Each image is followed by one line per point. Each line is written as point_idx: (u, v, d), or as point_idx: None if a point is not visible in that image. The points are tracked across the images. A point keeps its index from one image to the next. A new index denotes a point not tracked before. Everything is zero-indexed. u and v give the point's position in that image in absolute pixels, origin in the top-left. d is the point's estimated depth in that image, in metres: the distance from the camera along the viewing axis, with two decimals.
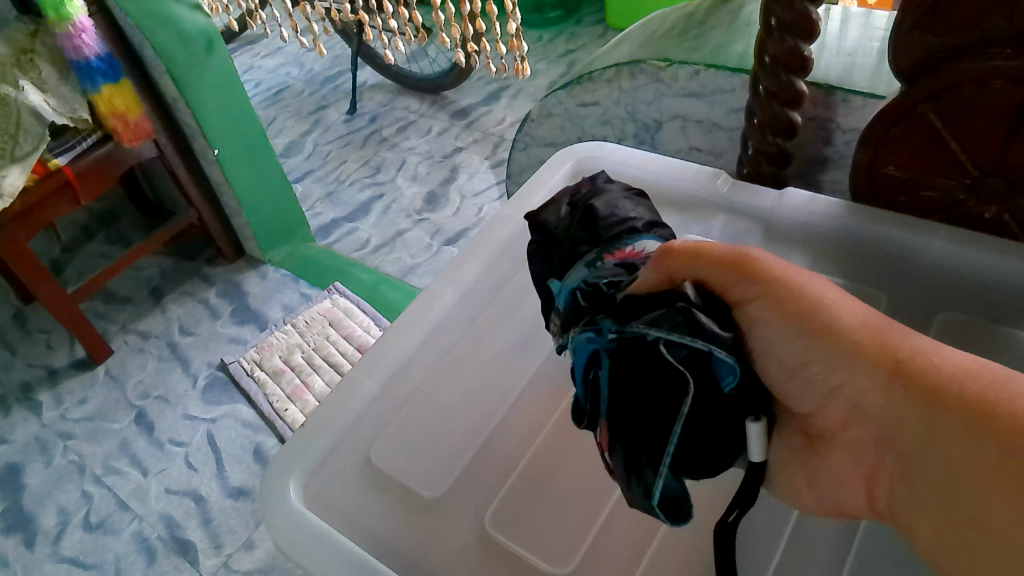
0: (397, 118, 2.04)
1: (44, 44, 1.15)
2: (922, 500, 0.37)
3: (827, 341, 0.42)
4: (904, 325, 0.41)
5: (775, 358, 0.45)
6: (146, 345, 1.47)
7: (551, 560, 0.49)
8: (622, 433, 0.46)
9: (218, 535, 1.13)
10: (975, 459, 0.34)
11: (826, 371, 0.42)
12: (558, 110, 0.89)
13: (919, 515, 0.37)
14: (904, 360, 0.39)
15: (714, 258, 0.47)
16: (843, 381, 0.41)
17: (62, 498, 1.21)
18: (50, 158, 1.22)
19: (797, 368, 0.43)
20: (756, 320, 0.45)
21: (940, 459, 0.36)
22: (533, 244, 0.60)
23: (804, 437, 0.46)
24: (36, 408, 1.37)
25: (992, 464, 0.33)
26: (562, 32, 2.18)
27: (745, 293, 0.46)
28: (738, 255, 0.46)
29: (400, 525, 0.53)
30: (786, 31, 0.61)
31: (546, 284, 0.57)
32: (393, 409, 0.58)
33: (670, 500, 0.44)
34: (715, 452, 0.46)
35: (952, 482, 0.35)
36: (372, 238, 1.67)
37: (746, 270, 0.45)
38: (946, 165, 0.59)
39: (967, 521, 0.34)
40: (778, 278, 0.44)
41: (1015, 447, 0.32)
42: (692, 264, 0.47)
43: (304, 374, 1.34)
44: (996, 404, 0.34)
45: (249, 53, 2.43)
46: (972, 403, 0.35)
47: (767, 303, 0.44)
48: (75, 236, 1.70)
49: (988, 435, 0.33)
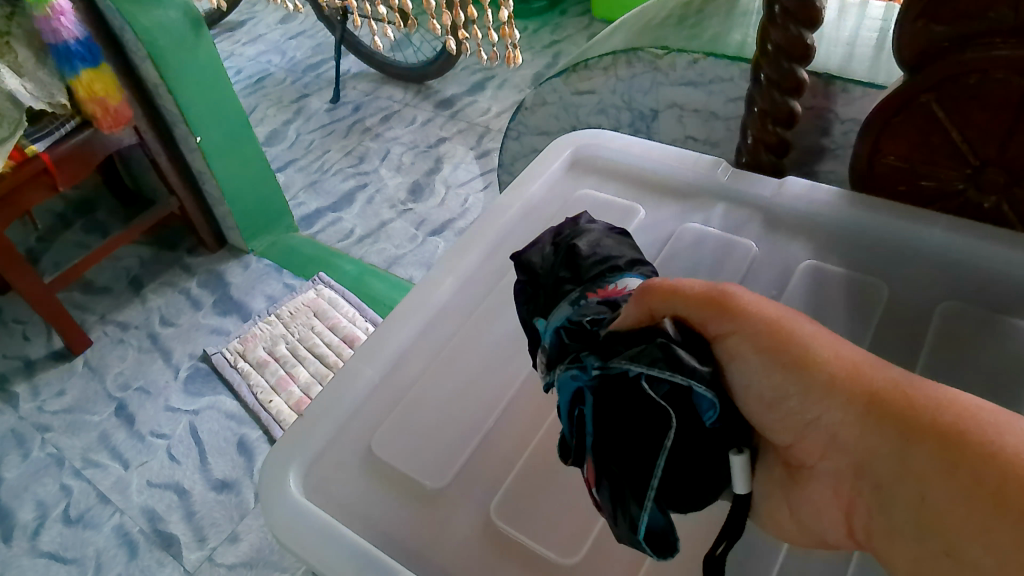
0: (380, 107, 2.02)
1: (21, 27, 1.10)
2: (899, 533, 0.35)
3: (801, 374, 0.40)
4: (878, 359, 0.40)
5: (752, 392, 0.43)
6: (125, 336, 1.44)
7: (559, 549, 0.48)
8: (608, 468, 0.45)
9: (202, 528, 1.11)
10: (945, 487, 0.32)
11: (802, 405, 0.40)
12: (553, 98, 0.88)
13: (894, 546, 0.36)
14: (874, 391, 0.38)
15: (688, 294, 0.46)
16: (818, 415, 0.40)
17: (40, 491, 1.19)
18: (27, 144, 1.19)
19: (773, 402, 0.42)
20: (736, 356, 0.44)
21: (912, 491, 0.34)
22: (518, 284, 0.59)
23: (783, 470, 0.44)
24: (12, 400, 1.34)
25: (959, 491, 0.31)
26: (547, 22, 2.17)
27: (721, 328, 0.45)
28: (715, 292, 0.45)
29: (403, 515, 0.52)
30: (790, 19, 0.61)
31: (531, 323, 0.56)
32: (389, 401, 0.58)
33: (656, 534, 0.43)
34: (699, 484, 0.45)
35: (924, 509, 0.33)
36: (355, 229, 1.65)
37: (723, 305, 0.45)
38: (947, 155, 0.59)
39: (941, 551, 0.32)
40: (755, 313, 0.43)
41: (981, 473, 0.31)
42: (670, 299, 0.46)
43: (288, 366, 1.33)
44: (962, 430, 0.33)
45: (228, 40, 2.39)
46: (943, 431, 0.33)
47: (744, 338, 0.43)
48: (51, 224, 1.67)
49: (957, 462, 0.32)
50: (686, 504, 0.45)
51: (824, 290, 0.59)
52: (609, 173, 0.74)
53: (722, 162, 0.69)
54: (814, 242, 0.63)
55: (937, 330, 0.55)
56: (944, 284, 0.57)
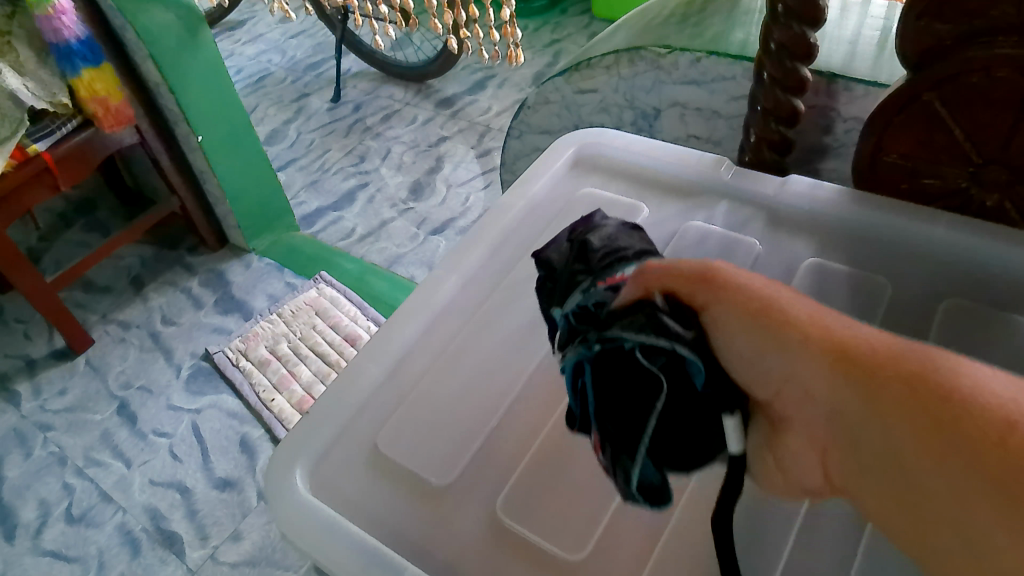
0: (381, 106, 2.02)
1: (22, 27, 1.11)
2: (873, 481, 0.35)
3: (775, 333, 0.40)
4: (844, 315, 0.40)
5: (731, 354, 0.43)
6: (127, 335, 1.45)
7: (565, 545, 0.48)
8: (608, 432, 0.46)
9: (204, 526, 1.12)
10: (919, 432, 0.32)
11: (775, 364, 0.40)
12: (555, 97, 0.88)
13: (870, 494, 0.35)
14: (848, 344, 0.37)
15: (685, 271, 0.46)
16: (789, 373, 0.39)
17: (42, 490, 1.19)
18: (28, 143, 1.18)
19: (749, 363, 0.42)
20: (720, 324, 0.43)
21: (885, 439, 0.34)
22: (539, 282, 0.59)
23: (760, 430, 0.43)
24: (14, 399, 1.34)
25: (933, 434, 0.31)
26: (547, 21, 2.17)
27: (706, 298, 0.44)
28: (704, 270, 0.45)
29: (410, 512, 0.52)
30: (793, 18, 0.61)
31: (550, 317, 0.56)
32: (395, 399, 0.58)
33: (649, 487, 0.44)
34: (695, 446, 0.46)
35: (898, 457, 0.33)
36: (356, 228, 1.65)
37: (710, 279, 0.44)
38: (949, 153, 0.59)
39: (920, 494, 0.32)
40: (736, 281, 0.43)
41: (956, 415, 0.31)
42: (662, 276, 0.46)
43: (290, 364, 1.33)
44: (931, 378, 0.32)
45: (229, 39, 2.39)
46: (914, 380, 0.33)
47: (724, 305, 0.43)
48: (52, 224, 1.67)
49: (931, 407, 0.32)
50: (686, 464, 0.46)
51: (826, 289, 0.59)
52: (613, 171, 0.74)
53: (725, 160, 0.69)
54: (816, 240, 0.63)
55: (940, 327, 0.55)
56: (946, 282, 0.58)
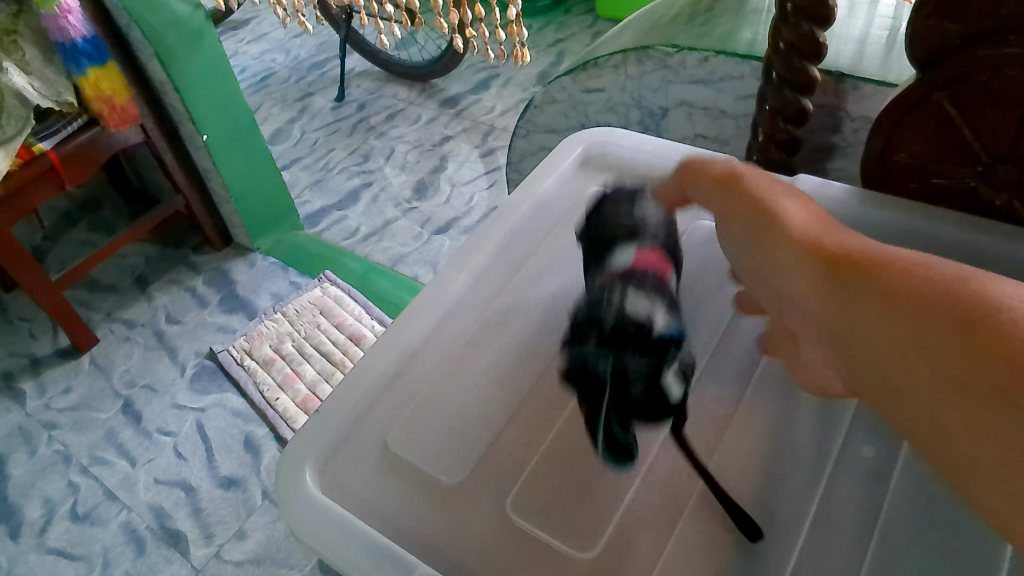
0: (384, 106, 2.02)
1: (28, 26, 1.11)
2: (862, 370, 0.39)
3: (780, 242, 0.45)
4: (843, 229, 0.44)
5: (750, 263, 0.48)
6: (132, 334, 1.45)
7: (575, 544, 0.48)
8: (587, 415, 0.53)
9: (209, 525, 1.12)
10: (896, 319, 0.37)
11: (782, 274, 0.45)
12: (561, 96, 0.88)
13: (861, 381, 0.40)
14: (863, 258, 0.40)
15: (714, 173, 0.51)
16: (792, 282, 0.44)
17: (47, 488, 1.19)
18: (34, 142, 1.19)
19: (763, 270, 0.47)
20: (734, 232, 0.49)
21: (866, 331, 0.38)
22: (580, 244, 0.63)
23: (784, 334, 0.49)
24: (19, 398, 1.35)
25: (907, 319, 0.36)
26: (551, 21, 2.17)
27: (723, 206, 0.50)
28: (727, 172, 0.51)
29: (420, 510, 0.52)
30: (802, 17, 0.61)
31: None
32: (403, 399, 0.58)
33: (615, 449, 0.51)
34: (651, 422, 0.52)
35: (878, 346, 0.38)
36: (361, 227, 1.66)
37: (731, 187, 0.49)
38: (959, 153, 0.59)
39: (893, 372, 0.37)
40: (751, 195, 0.48)
41: (929, 302, 0.35)
42: (699, 180, 0.53)
43: (294, 363, 1.33)
44: (911, 279, 0.37)
45: (233, 38, 2.40)
46: (895, 279, 0.38)
47: (738, 215, 0.49)
48: (57, 222, 1.67)
49: (910, 300, 0.36)
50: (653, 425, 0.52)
51: None
52: (620, 170, 0.74)
53: (733, 160, 0.69)
54: None
55: None
56: None
